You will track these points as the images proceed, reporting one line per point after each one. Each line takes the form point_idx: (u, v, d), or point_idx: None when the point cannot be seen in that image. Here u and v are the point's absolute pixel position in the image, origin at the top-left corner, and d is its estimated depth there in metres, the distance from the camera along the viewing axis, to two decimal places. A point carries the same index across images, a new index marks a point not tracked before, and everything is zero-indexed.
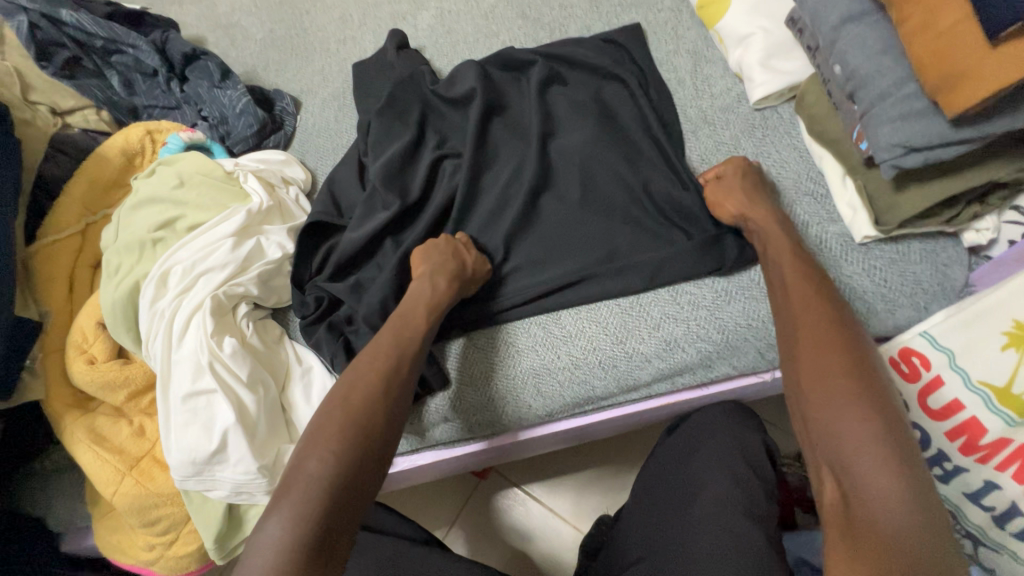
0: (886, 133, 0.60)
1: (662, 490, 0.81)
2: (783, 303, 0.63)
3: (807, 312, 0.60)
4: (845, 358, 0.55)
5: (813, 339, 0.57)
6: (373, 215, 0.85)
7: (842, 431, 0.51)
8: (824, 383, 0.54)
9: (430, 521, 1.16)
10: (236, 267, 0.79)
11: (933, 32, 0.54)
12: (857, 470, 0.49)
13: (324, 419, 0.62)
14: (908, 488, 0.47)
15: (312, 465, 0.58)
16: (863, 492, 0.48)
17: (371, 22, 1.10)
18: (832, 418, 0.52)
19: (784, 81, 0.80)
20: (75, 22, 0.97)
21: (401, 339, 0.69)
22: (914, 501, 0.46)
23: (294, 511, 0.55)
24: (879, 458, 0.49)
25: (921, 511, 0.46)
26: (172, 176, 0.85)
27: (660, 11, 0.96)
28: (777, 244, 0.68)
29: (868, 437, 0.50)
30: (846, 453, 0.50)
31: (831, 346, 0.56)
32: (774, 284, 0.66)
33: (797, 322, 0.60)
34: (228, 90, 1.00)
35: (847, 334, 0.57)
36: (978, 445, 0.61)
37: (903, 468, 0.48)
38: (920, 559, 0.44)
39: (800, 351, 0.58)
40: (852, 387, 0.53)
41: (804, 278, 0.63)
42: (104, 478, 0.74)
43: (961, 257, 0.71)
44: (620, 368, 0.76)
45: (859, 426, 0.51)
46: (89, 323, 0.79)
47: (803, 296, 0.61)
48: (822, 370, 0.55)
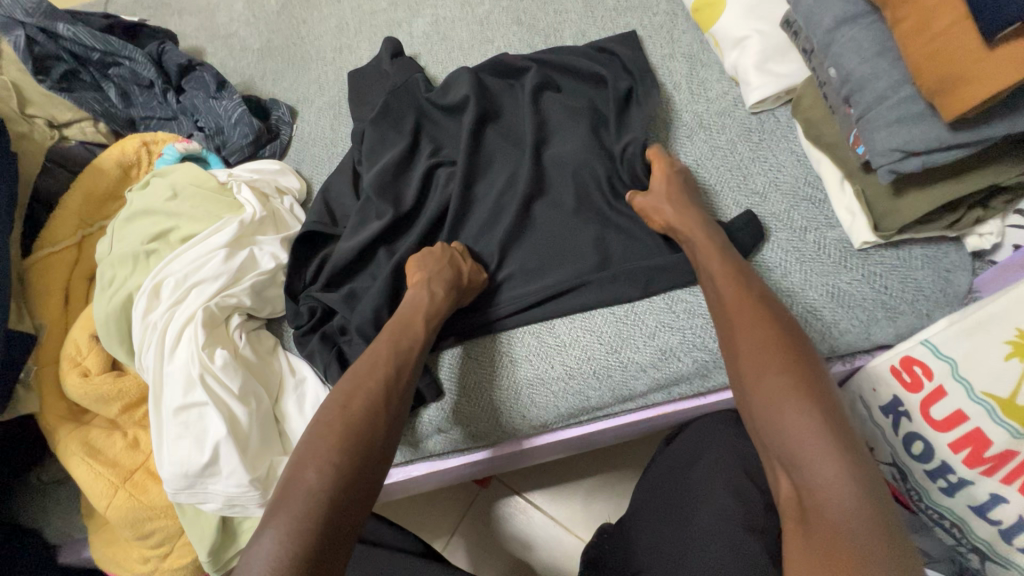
0: (882, 138, 0.59)
1: (661, 501, 0.80)
2: (719, 300, 0.63)
3: (742, 306, 0.60)
4: (779, 348, 0.55)
5: (749, 333, 0.57)
6: (366, 225, 0.85)
7: (783, 422, 0.50)
8: (763, 375, 0.53)
9: (431, 530, 1.15)
10: (228, 278, 0.79)
11: (929, 34, 0.52)
12: (803, 460, 0.48)
13: (321, 428, 0.60)
14: (851, 473, 0.46)
15: (311, 476, 0.56)
16: (812, 482, 0.47)
17: (367, 30, 1.10)
18: (772, 409, 0.52)
19: (780, 84, 0.78)
20: (72, 35, 0.97)
21: (397, 351, 0.68)
22: (859, 487, 0.45)
23: (292, 524, 0.53)
24: (821, 445, 0.47)
25: (867, 495, 0.45)
26: (166, 188, 0.86)
27: (655, 15, 0.95)
28: (709, 247, 0.69)
29: (806, 425, 0.49)
30: (790, 443, 0.49)
31: (767, 337, 0.56)
32: (709, 284, 0.66)
33: (733, 318, 0.60)
34: (224, 100, 1.00)
35: (780, 325, 0.57)
36: (983, 458, 0.59)
37: (843, 453, 0.47)
38: (869, 545, 0.42)
39: (739, 345, 0.58)
40: (788, 376, 0.52)
41: (738, 276, 0.64)
42: (97, 492, 0.74)
43: (964, 262, 0.69)
44: (615, 378, 0.75)
45: (798, 415, 0.50)
46: (84, 336, 0.79)
47: (737, 293, 0.62)
48: (760, 362, 0.55)
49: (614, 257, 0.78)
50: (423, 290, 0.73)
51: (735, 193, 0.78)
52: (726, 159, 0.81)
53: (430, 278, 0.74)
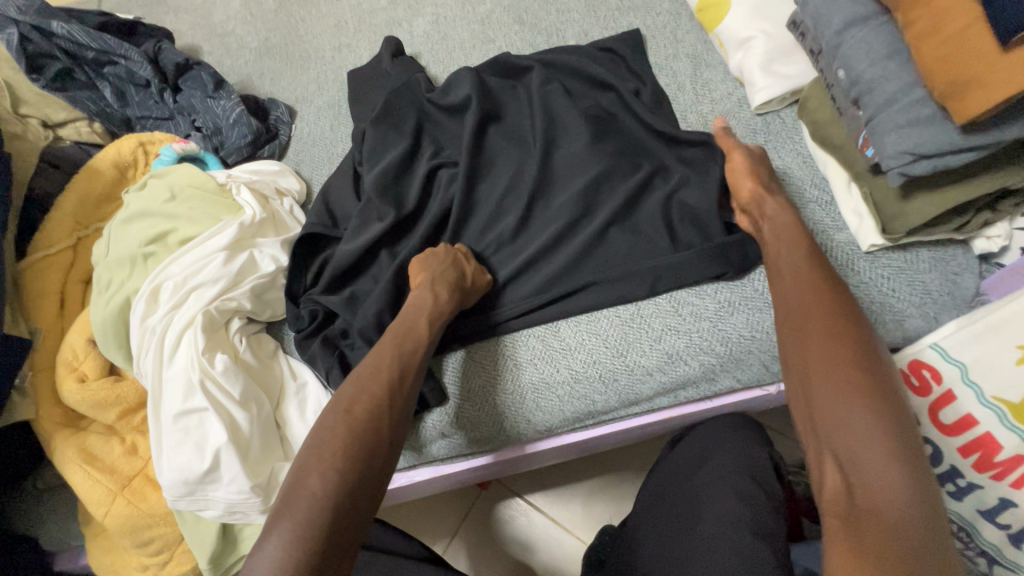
0: (892, 140, 0.58)
1: (666, 504, 0.80)
2: (789, 291, 0.62)
3: (818, 302, 0.58)
4: (853, 347, 0.54)
5: (822, 328, 0.56)
6: (368, 226, 0.83)
7: (849, 420, 0.49)
8: (833, 373, 0.52)
9: (432, 533, 1.15)
10: (228, 281, 0.77)
11: (941, 37, 0.52)
12: (862, 458, 0.47)
13: (325, 433, 0.59)
14: (911, 480, 0.45)
15: (314, 482, 0.55)
16: (869, 482, 0.46)
17: (366, 29, 1.09)
18: (837, 406, 0.51)
19: (786, 85, 0.78)
20: (66, 33, 0.95)
21: (400, 355, 0.67)
22: (916, 494, 0.44)
23: (296, 531, 0.52)
24: (886, 447, 0.47)
25: (924, 503, 0.44)
26: (164, 189, 0.84)
27: (659, 15, 0.94)
28: (788, 233, 0.67)
29: (872, 426, 0.48)
30: (852, 440, 0.48)
31: (842, 337, 0.55)
32: (779, 274, 0.65)
33: (804, 313, 0.58)
34: (222, 100, 0.99)
35: (855, 324, 0.56)
36: (993, 462, 0.59)
37: (907, 459, 0.46)
38: (923, 550, 0.41)
39: (807, 338, 0.57)
40: (862, 376, 0.51)
41: (809, 268, 0.62)
42: (95, 499, 0.73)
43: (971, 265, 0.68)
44: (621, 382, 0.74)
45: (866, 415, 0.49)
46: (80, 340, 0.78)
47: (814, 287, 0.60)
48: (832, 360, 0.53)
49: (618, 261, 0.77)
50: (427, 294, 0.72)
51: None
52: None
53: (435, 281, 0.73)
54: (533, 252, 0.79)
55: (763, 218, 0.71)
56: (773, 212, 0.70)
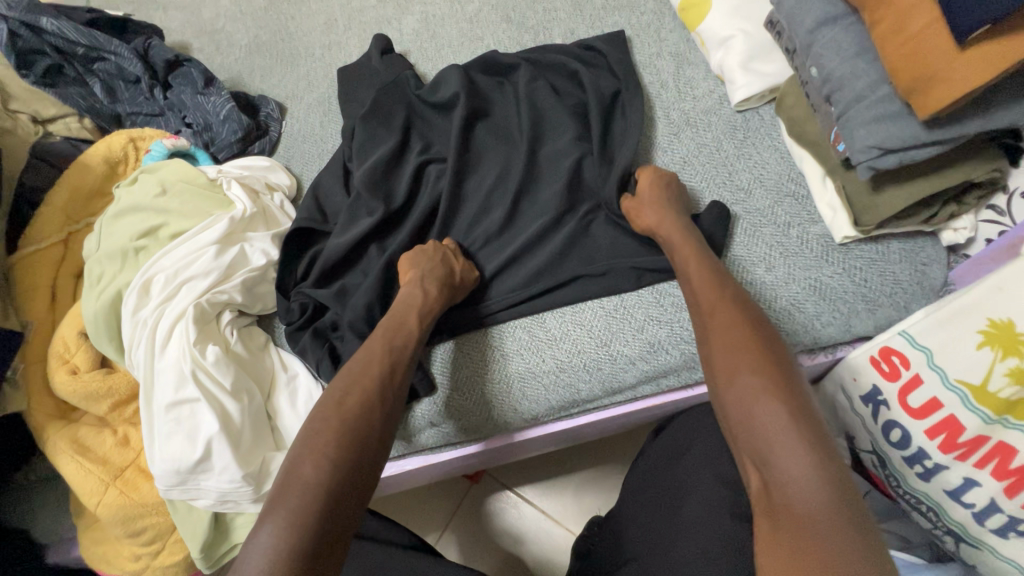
0: (861, 136, 0.61)
1: (651, 490, 0.82)
2: (699, 302, 0.64)
3: (719, 312, 0.60)
4: (753, 350, 0.55)
5: (726, 334, 0.58)
6: (358, 221, 0.85)
7: (756, 424, 0.51)
8: (735, 379, 0.54)
9: (423, 525, 1.16)
10: (218, 274, 0.78)
11: (904, 36, 0.54)
12: (772, 457, 0.48)
13: (318, 424, 0.60)
14: (820, 472, 0.46)
15: (308, 470, 0.56)
16: (782, 480, 0.47)
17: (356, 27, 1.10)
18: (746, 410, 0.52)
19: (764, 83, 0.80)
20: (56, 29, 0.96)
21: (391, 348, 0.69)
22: (828, 487, 0.45)
23: (290, 518, 0.53)
24: (792, 444, 0.48)
25: (834, 492, 0.45)
26: (154, 184, 0.85)
27: (642, 15, 0.96)
28: (686, 253, 0.69)
29: (777, 427, 0.49)
30: (764, 443, 0.49)
31: (741, 340, 0.57)
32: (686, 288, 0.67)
33: (709, 323, 0.61)
34: (212, 97, 1.00)
35: (754, 326, 0.58)
36: (957, 443, 0.62)
37: (815, 452, 0.47)
38: (836, 539, 0.42)
39: (715, 346, 0.58)
40: (763, 377, 0.53)
41: (713, 279, 0.64)
42: (87, 489, 0.74)
43: (940, 256, 0.71)
44: (605, 371, 0.76)
45: (771, 415, 0.50)
46: (72, 333, 0.79)
47: (714, 297, 0.62)
48: (734, 365, 0.55)
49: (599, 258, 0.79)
50: (416, 288, 0.74)
51: (721, 188, 0.80)
52: (711, 156, 0.82)
53: (424, 275, 0.74)
54: (521, 245, 0.81)
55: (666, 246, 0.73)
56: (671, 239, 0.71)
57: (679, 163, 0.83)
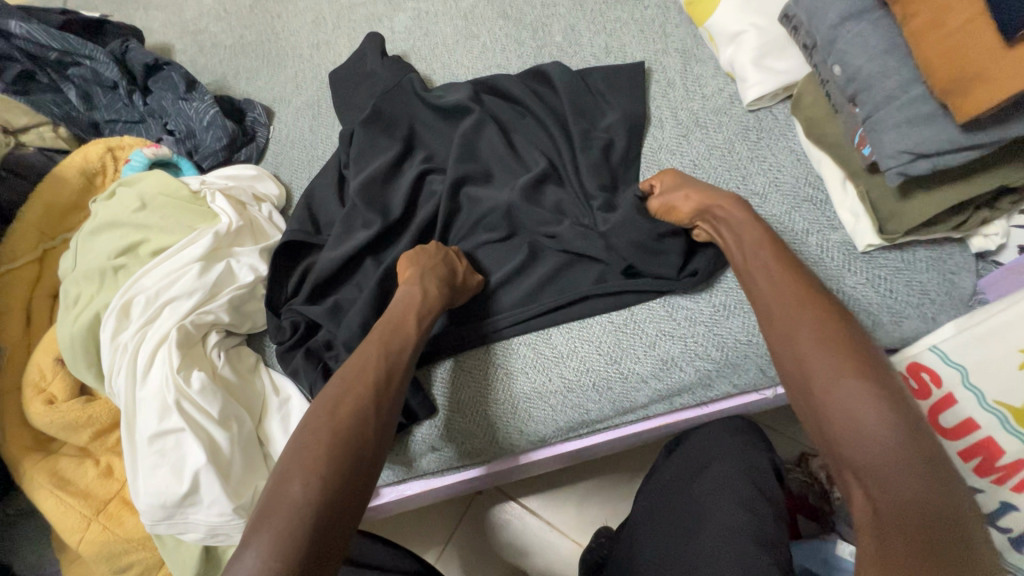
0: (891, 139, 0.56)
1: (664, 511, 0.78)
2: (768, 299, 0.58)
3: (801, 308, 0.55)
4: (853, 354, 0.50)
5: (815, 335, 0.53)
6: (352, 233, 0.80)
7: (864, 436, 0.46)
8: (836, 384, 0.49)
9: (425, 539, 1.12)
10: (204, 294, 0.74)
11: (943, 33, 0.50)
12: (885, 475, 0.44)
13: (308, 438, 0.56)
14: (934, 491, 0.42)
15: (296, 489, 0.52)
16: (898, 501, 0.42)
17: (345, 25, 1.05)
18: (850, 422, 0.47)
19: (777, 81, 0.76)
20: (26, 33, 0.91)
21: (387, 352, 0.64)
22: (949, 511, 0.41)
23: (275, 542, 0.49)
24: (906, 464, 0.44)
25: (954, 516, 0.41)
26: (133, 198, 0.80)
27: (647, 9, 0.91)
28: (750, 235, 0.64)
29: (889, 441, 0.45)
30: (873, 461, 0.45)
31: (837, 343, 0.51)
32: (751, 278, 0.61)
33: (791, 317, 0.55)
34: (194, 102, 0.94)
35: (847, 324, 0.53)
36: (994, 466, 0.58)
37: (927, 468, 0.43)
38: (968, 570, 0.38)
39: (798, 343, 0.53)
40: (871, 385, 0.48)
41: (787, 273, 0.59)
42: (69, 525, 0.70)
43: (969, 264, 0.67)
44: (616, 391, 0.72)
45: (880, 429, 0.46)
46: (48, 359, 0.75)
47: (792, 291, 0.57)
48: (835, 368, 0.50)
49: (625, 248, 0.72)
50: (415, 287, 0.69)
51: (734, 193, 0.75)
52: (723, 158, 0.78)
53: (424, 273, 0.70)
54: (523, 257, 0.77)
55: (719, 224, 0.67)
56: (733, 224, 0.65)
57: (689, 168, 0.79)
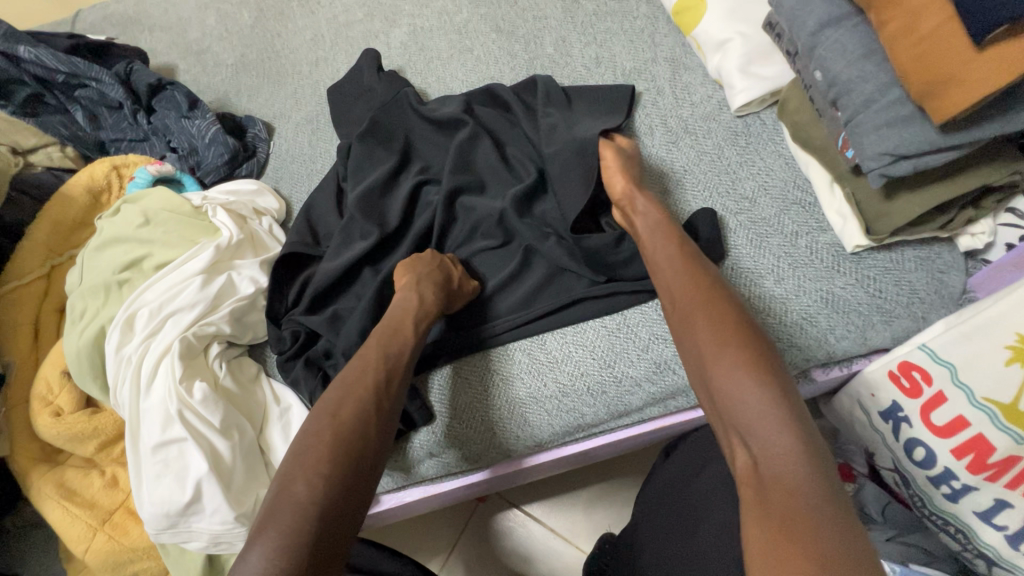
0: (872, 142, 0.57)
1: (664, 514, 0.78)
2: (671, 286, 0.62)
3: (694, 286, 0.60)
4: (734, 325, 0.55)
5: (703, 310, 0.57)
6: (349, 245, 0.81)
7: (740, 396, 0.49)
8: (718, 353, 0.53)
9: (429, 549, 1.12)
10: (205, 306, 0.76)
11: (915, 38, 0.51)
12: (758, 429, 0.47)
13: (310, 439, 0.57)
14: (804, 445, 0.45)
15: (300, 489, 0.53)
16: (770, 453, 0.46)
17: (343, 42, 1.08)
18: (729, 386, 0.51)
19: (764, 87, 0.77)
20: (34, 58, 0.94)
21: (386, 355, 0.65)
22: (813, 457, 0.44)
23: (281, 540, 0.50)
24: (774, 418, 0.47)
25: (817, 462, 0.44)
26: (137, 214, 0.83)
27: (636, 19, 0.93)
28: (656, 225, 0.69)
29: (762, 398, 0.48)
30: (749, 419, 0.48)
31: (721, 316, 0.56)
32: (657, 262, 0.66)
33: (685, 297, 0.59)
34: (197, 120, 0.97)
35: (735, 301, 0.57)
36: (986, 464, 0.58)
37: (797, 423, 0.47)
38: (821, 505, 0.41)
39: (690, 322, 0.57)
40: (745, 351, 0.52)
41: (685, 260, 0.63)
42: (75, 535, 0.72)
43: (958, 262, 0.68)
44: (609, 394, 0.73)
45: (754, 388, 0.49)
46: (54, 372, 0.77)
47: (688, 272, 0.61)
48: (718, 338, 0.54)
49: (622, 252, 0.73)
50: (411, 293, 0.71)
51: (723, 198, 0.76)
52: (712, 164, 0.79)
53: (420, 279, 0.72)
54: (518, 263, 0.78)
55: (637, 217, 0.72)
56: (642, 209, 0.71)
57: (679, 173, 0.80)
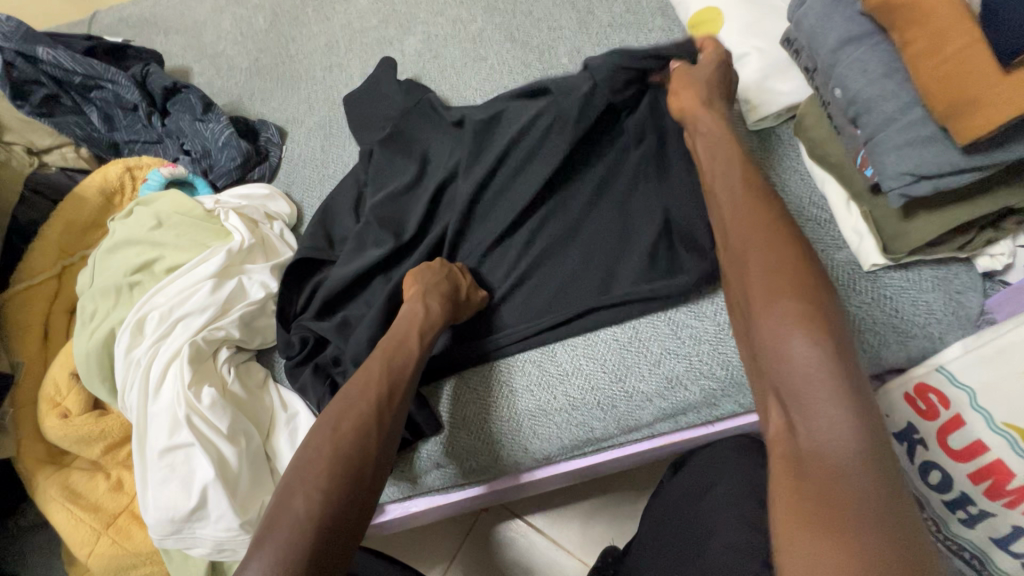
0: (892, 161, 0.57)
1: (672, 530, 0.77)
2: (732, 221, 0.56)
3: (756, 224, 0.53)
4: (795, 272, 0.48)
5: (764, 255, 0.51)
6: (365, 251, 0.81)
7: (790, 355, 0.45)
8: (771, 302, 0.48)
9: (429, 558, 1.11)
10: (216, 310, 0.75)
11: (939, 58, 0.51)
12: (802, 394, 0.43)
13: (311, 453, 0.57)
14: (854, 416, 0.41)
15: (298, 503, 0.53)
16: (813, 421, 0.42)
17: (357, 49, 1.08)
18: (777, 341, 0.46)
19: (781, 103, 0.77)
20: (52, 59, 0.94)
21: (389, 368, 0.65)
22: (863, 429, 0.40)
23: (278, 554, 0.50)
24: (824, 382, 0.42)
25: (866, 436, 0.40)
26: (150, 217, 0.83)
27: (651, 32, 0.93)
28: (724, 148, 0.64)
29: (813, 358, 0.43)
30: (795, 380, 0.44)
31: (782, 262, 0.49)
32: (723, 196, 0.60)
33: (744, 240, 0.53)
34: (211, 123, 0.97)
35: (799, 249, 0.50)
36: (1005, 490, 0.57)
37: (852, 392, 0.42)
38: (859, 485, 0.39)
39: (749, 267, 0.52)
40: (801, 304, 0.46)
41: (750, 194, 0.57)
42: (79, 538, 0.71)
43: (975, 283, 0.67)
44: (620, 408, 0.72)
45: (805, 347, 0.44)
46: (64, 374, 0.77)
47: (751, 209, 0.55)
48: (772, 287, 0.48)
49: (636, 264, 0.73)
50: (418, 305, 0.70)
51: None
52: None
53: (428, 291, 0.71)
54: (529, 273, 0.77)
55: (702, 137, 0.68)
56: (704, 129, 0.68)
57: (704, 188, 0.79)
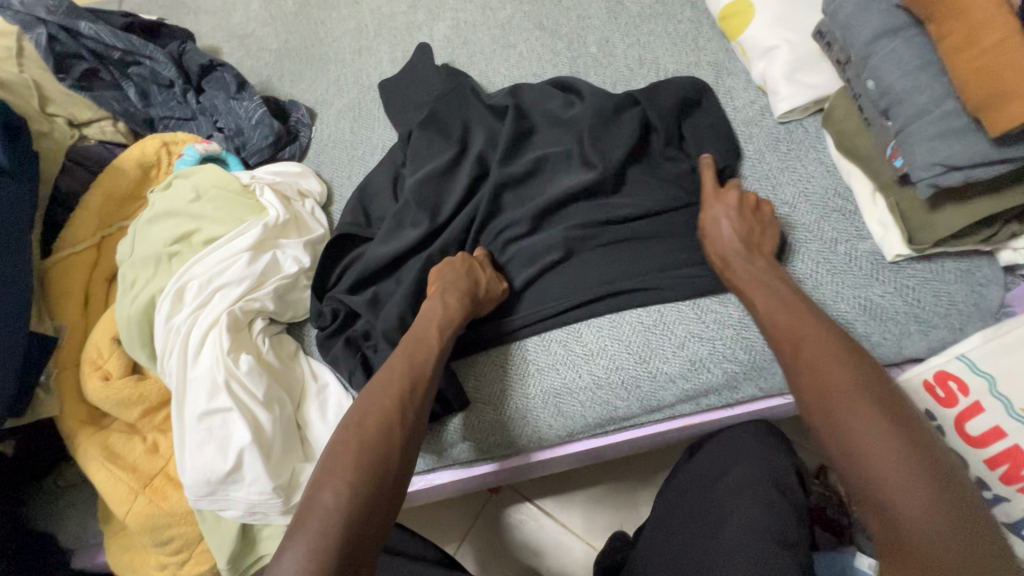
0: (923, 152, 0.58)
1: (686, 510, 0.79)
2: (781, 322, 0.61)
3: (809, 331, 0.58)
4: (854, 374, 0.53)
5: (821, 358, 0.55)
6: (399, 231, 0.83)
7: (870, 456, 0.49)
8: (841, 404, 0.52)
9: (441, 536, 1.14)
10: (252, 282, 0.78)
11: (976, 50, 0.52)
12: (892, 495, 0.47)
13: (337, 447, 0.59)
14: (944, 513, 0.45)
15: (327, 496, 0.55)
16: (909, 523, 0.46)
17: (386, 33, 1.10)
18: (855, 442, 0.50)
19: (809, 95, 0.78)
20: (94, 33, 0.96)
21: (412, 363, 0.67)
22: (954, 525, 0.45)
23: (311, 544, 0.52)
24: (912, 483, 0.47)
25: (958, 531, 0.45)
26: (188, 190, 0.85)
27: (680, 23, 0.95)
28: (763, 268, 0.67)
29: (894, 457, 0.48)
30: (884, 480, 0.48)
31: (841, 365, 0.54)
32: (763, 298, 0.64)
33: (800, 342, 0.58)
34: (245, 101, 0.99)
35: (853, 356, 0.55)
36: (1021, 475, 0.59)
37: (937, 489, 0.46)
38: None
39: (807, 368, 0.56)
40: (868, 407, 0.51)
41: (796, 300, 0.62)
42: (116, 496, 0.74)
43: (996, 276, 0.69)
44: (643, 389, 0.74)
45: (886, 449, 0.48)
46: (105, 339, 0.79)
47: (796, 314, 0.60)
48: (836, 389, 0.53)
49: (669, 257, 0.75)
50: (437, 303, 0.72)
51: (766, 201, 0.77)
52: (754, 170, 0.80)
53: (445, 289, 0.72)
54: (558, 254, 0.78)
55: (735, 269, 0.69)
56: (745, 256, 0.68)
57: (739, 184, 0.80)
